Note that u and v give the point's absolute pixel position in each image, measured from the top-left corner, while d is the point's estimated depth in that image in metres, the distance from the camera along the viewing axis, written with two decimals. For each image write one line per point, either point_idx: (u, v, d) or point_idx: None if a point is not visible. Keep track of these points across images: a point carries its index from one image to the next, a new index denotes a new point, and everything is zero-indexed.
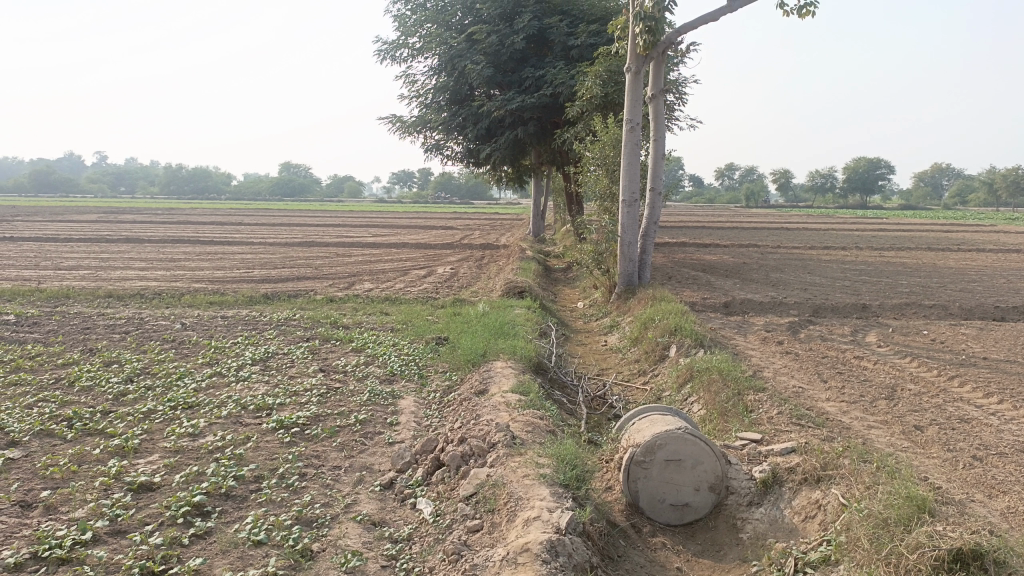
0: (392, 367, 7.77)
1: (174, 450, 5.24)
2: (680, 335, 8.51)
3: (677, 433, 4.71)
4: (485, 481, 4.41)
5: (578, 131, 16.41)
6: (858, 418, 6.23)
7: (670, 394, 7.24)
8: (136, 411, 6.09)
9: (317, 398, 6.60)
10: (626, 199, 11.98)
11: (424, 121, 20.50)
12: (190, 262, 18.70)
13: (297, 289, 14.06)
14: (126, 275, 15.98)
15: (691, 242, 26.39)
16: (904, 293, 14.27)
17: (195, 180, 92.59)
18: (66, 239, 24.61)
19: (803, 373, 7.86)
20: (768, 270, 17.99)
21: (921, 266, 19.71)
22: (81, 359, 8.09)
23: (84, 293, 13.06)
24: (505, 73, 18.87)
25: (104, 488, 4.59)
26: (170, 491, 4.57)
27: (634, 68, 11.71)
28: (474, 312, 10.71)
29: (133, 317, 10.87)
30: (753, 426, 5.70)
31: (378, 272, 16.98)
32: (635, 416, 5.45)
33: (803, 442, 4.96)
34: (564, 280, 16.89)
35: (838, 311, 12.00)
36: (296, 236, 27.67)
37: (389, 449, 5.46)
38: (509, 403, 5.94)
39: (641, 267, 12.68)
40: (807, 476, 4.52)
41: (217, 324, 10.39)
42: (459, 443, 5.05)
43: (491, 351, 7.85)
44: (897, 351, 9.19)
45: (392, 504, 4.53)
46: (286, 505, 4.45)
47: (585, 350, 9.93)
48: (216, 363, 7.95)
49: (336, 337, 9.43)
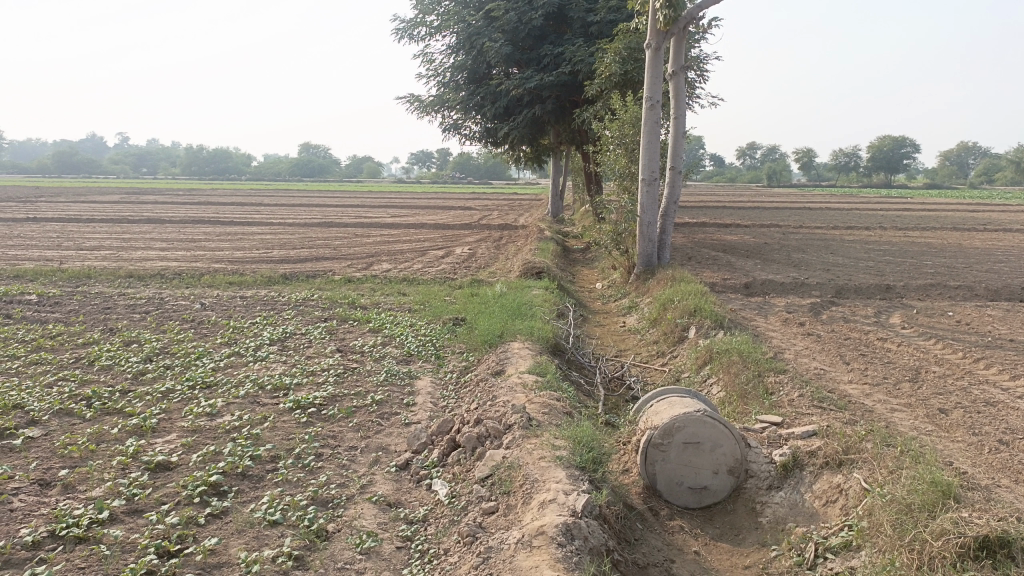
0: (409, 348, 7.76)
1: (192, 429, 5.26)
2: (699, 316, 8.41)
3: (696, 416, 4.65)
4: (501, 463, 4.37)
5: (597, 110, 16.24)
6: (881, 401, 6.13)
7: (689, 375, 7.16)
8: (154, 391, 6.11)
9: (334, 378, 6.60)
10: (646, 178, 11.85)
11: (442, 100, 20.38)
12: (210, 243, 18.80)
13: (315, 269, 14.09)
14: (147, 255, 16.10)
15: (711, 222, 26.13)
16: (929, 274, 14.03)
17: (216, 161, 93.06)
18: (88, 220, 24.84)
19: (825, 354, 7.75)
20: (790, 250, 17.76)
21: (946, 246, 19.39)
22: (101, 339, 8.15)
23: (106, 273, 13.17)
24: (524, 51, 18.69)
25: (121, 467, 4.61)
26: (187, 471, 4.58)
27: (654, 45, 11.52)
28: (491, 292, 10.67)
29: (154, 297, 10.94)
30: (774, 408, 5.62)
31: (396, 253, 16.97)
32: (653, 398, 5.39)
33: (825, 426, 4.87)
34: (583, 260, 16.78)
35: (860, 292, 11.83)
36: (316, 216, 27.74)
37: (404, 429, 5.44)
38: (525, 385, 5.89)
39: (661, 247, 12.56)
40: (828, 460, 4.45)
41: (236, 304, 10.43)
42: (475, 425, 5.01)
43: (509, 332, 7.80)
44: (921, 332, 9.04)
45: (408, 485, 4.51)
46: (302, 485, 4.44)
47: (604, 331, 9.85)
48: (234, 343, 7.97)
49: (354, 317, 9.44)
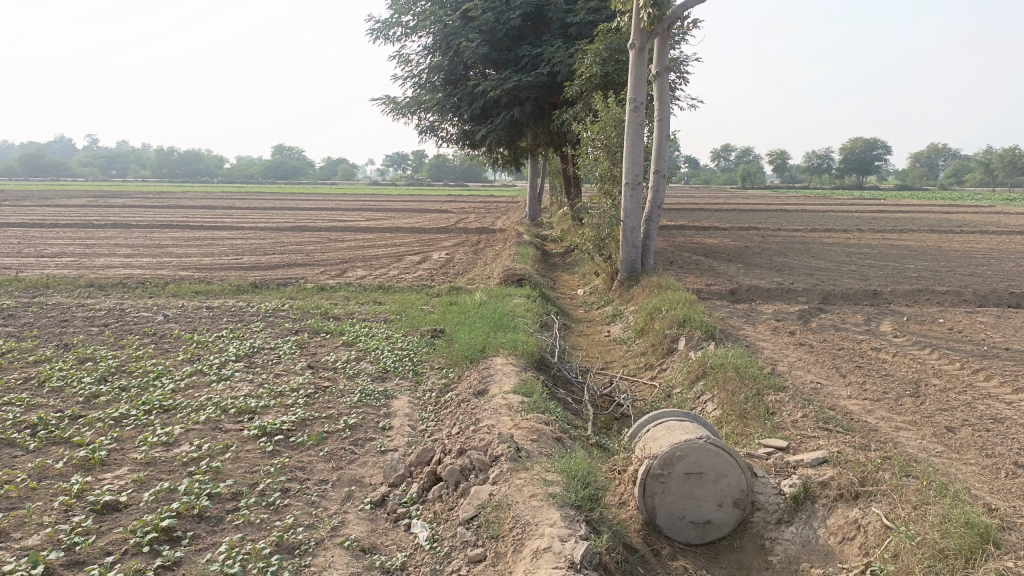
0: (385, 364, 7.31)
1: (145, 462, 4.78)
2: (689, 327, 8.04)
3: (698, 443, 4.29)
4: (488, 502, 3.96)
5: (577, 112, 15.88)
6: (884, 419, 5.80)
7: (681, 392, 6.78)
8: (106, 416, 5.61)
9: (303, 400, 6.13)
10: (629, 182, 11.49)
11: (417, 101, 19.91)
12: (177, 249, 18.14)
13: (287, 277, 13.55)
14: (111, 262, 15.43)
15: (690, 224, 25.88)
16: (914, 278, 13.80)
17: (188, 163, 91.68)
18: (51, 225, 24.03)
19: (821, 366, 7.42)
20: (772, 254, 17.51)
21: (926, 249, 19.23)
22: (54, 356, 7.60)
23: (65, 282, 12.53)
24: (501, 52, 18.29)
25: (63, 510, 4.12)
26: (137, 513, 4.11)
27: (638, 45, 11.18)
28: (471, 301, 10.24)
29: (114, 308, 10.38)
30: (777, 431, 5.26)
31: (371, 258, 16.51)
32: (648, 423, 5.01)
33: (835, 453, 4.53)
34: (562, 265, 16.43)
35: (848, 298, 11.56)
36: (289, 220, 27.10)
37: (380, 459, 5.01)
38: (510, 406, 5.48)
39: (644, 253, 12.21)
40: (843, 492, 4.10)
41: (202, 315, 9.90)
42: (458, 456, 4.61)
43: (491, 346, 7.38)
44: (915, 341, 8.74)
45: (384, 525, 4.08)
46: (266, 528, 3.99)
47: (588, 341, 9.47)
48: (198, 360, 7.47)
49: (326, 329, 8.96)
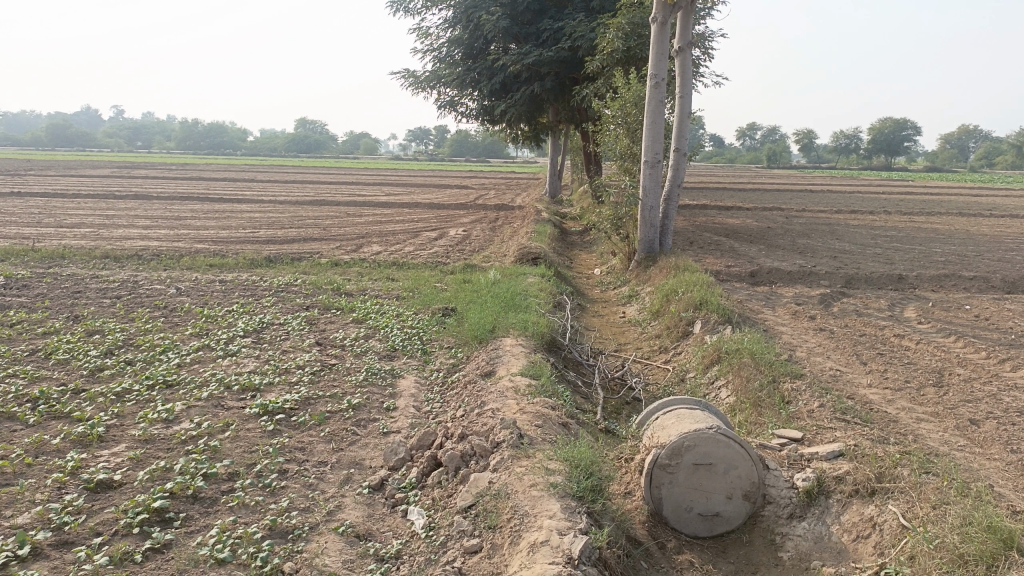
0: (394, 342, 7.20)
1: (143, 439, 4.70)
2: (705, 310, 7.83)
3: (708, 434, 4.13)
4: (486, 490, 3.84)
5: (598, 87, 15.57)
6: (905, 409, 5.59)
7: (694, 377, 6.60)
8: (109, 391, 5.55)
9: (308, 378, 6.04)
10: (649, 160, 11.21)
11: (437, 76, 19.67)
12: (196, 221, 18.14)
13: (302, 251, 13.47)
14: (129, 234, 15.44)
15: (712, 204, 25.50)
16: (940, 262, 13.44)
17: (212, 135, 91.99)
18: (73, 195, 24.15)
19: (840, 353, 7.20)
20: (795, 235, 17.16)
21: (955, 233, 18.75)
22: (62, 328, 7.55)
23: (81, 253, 12.53)
24: (522, 26, 17.98)
25: (56, 488, 4.05)
26: (129, 492, 4.02)
27: (660, 19, 10.84)
28: (485, 279, 10.09)
29: (127, 280, 10.36)
30: (792, 421, 5.08)
31: (387, 234, 16.39)
32: (657, 410, 4.84)
33: (852, 446, 4.34)
34: (581, 243, 16.23)
35: (872, 283, 11.26)
36: (309, 194, 27.04)
37: (382, 441, 4.90)
38: (517, 389, 5.34)
39: (663, 232, 11.96)
40: (859, 488, 3.93)
41: (214, 289, 9.84)
42: (459, 440, 4.48)
43: (501, 326, 7.25)
44: (939, 328, 8.47)
45: (380, 511, 3.97)
46: (260, 511, 3.89)
47: (602, 322, 9.31)
48: (205, 334, 7.40)
49: (337, 305, 8.86)
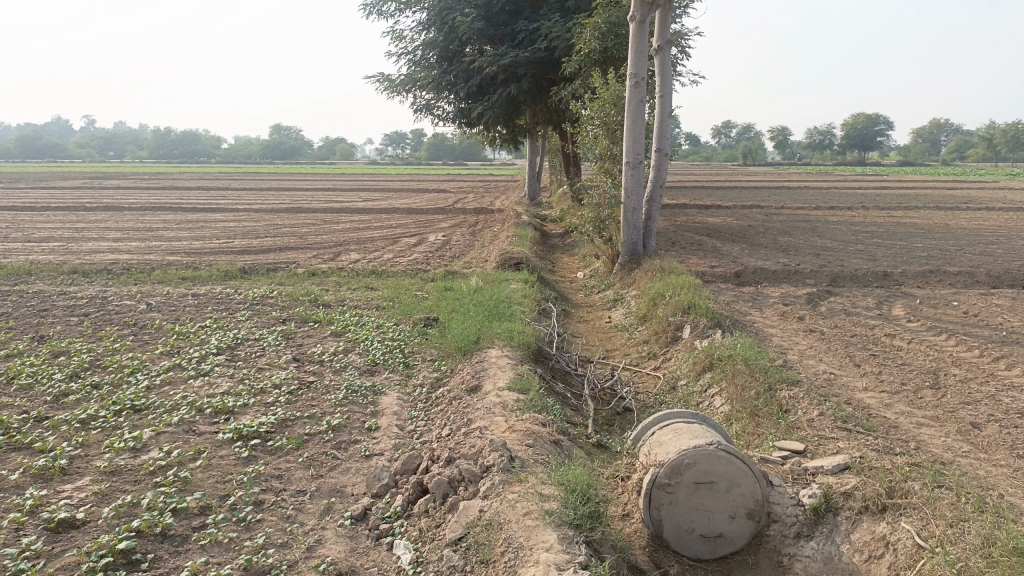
0: (374, 356, 6.93)
1: (109, 471, 4.41)
2: (694, 314, 7.63)
3: (708, 450, 3.92)
4: (477, 520, 3.60)
5: (575, 88, 15.38)
6: (904, 414, 5.41)
7: (686, 384, 6.40)
8: (72, 419, 5.24)
9: (285, 398, 5.76)
10: (630, 161, 11.02)
11: (412, 79, 19.38)
12: (168, 232, 17.72)
13: (278, 261, 13.12)
14: (98, 247, 15.02)
15: (691, 203, 25.43)
16: (923, 258, 13.38)
17: (184, 143, 90.92)
18: (41, 208, 23.58)
19: (833, 354, 7.03)
20: (776, 234, 17.05)
21: (934, 227, 18.74)
22: (25, 350, 7.19)
23: (48, 269, 12.10)
24: (497, 27, 17.76)
25: (13, 529, 3.74)
26: (93, 532, 3.73)
27: (638, 17, 10.65)
28: (467, 286, 9.84)
29: (96, 296, 9.99)
30: (792, 432, 4.89)
31: (365, 241, 16.09)
32: (653, 425, 4.63)
33: (858, 458, 4.15)
34: (562, 246, 16.01)
35: (857, 280, 11.13)
36: (284, 202, 26.61)
37: (364, 465, 4.64)
38: (505, 405, 5.10)
39: (646, 234, 11.77)
40: (868, 504, 3.73)
41: (187, 304, 9.51)
42: (446, 465, 4.24)
43: (485, 337, 7.00)
44: (929, 326, 8.35)
45: (364, 544, 3.72)
46: (234, 549, 3.63)
47: (588, 328, 9.10)
48: (177, 353, 7.08)
49: (314, 318, 8.57)
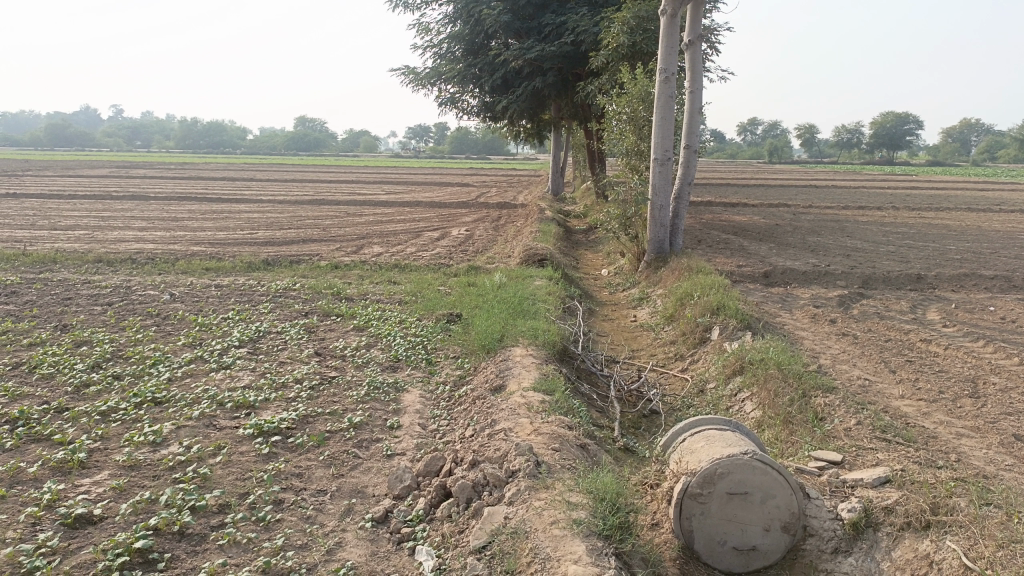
0: (396, 352, 6.83)
1: (128, 466, 4.34)
2: (723, 315, 7.45)
3: (743, 460, 3.77)
4: (502, 528, 3.49)
5: (602, 83, 15.19)
6: (943, 423, 5.20)
7: (715, 388, 6.23)
8: (93, 410, 5.19)
9: (307, 393, 5.68)
10: (659, 158, 10.82)
11: (437, 72, 19.26)
12: (193, 222, 17.77)
13: (301, 253, 13.08)
14: (124, 236, 15.08)
15: (717, 201, 25.12)
16: (957, 260, 13.03)
17: (210, 134, 91.55)
18: (70, 196, 23.75)
19: (866, 360, 6.82)
20: (805, 233, 16.75)
21: (967, 229, 18.30)
22: (49, 339, 7.17)
23: (73, 257, 12.14)
24: (524, 20, 17.59)
25: (30, 525, 3.67)
26: (110, 529, 3.65)
27: (670, 11, 10.44)
28: (490, 282, 9.72)
29: (121, 286, 9.99)
30: (828, 442, 4.73)
31: (388, 234, 16.03)
32: (684, 430, 4.48)
33: (900, 472, 3.98)
34: (585, 243, 15.84)
35: (890, 283, 10.87)
36: (308, 193, 26.64)
37: (386, 465, 4.54)
38: (530, 406, 4.98)
39: (673, 232, 11.56)
40: (911, 520, 3.56)
41: (210, 295, 9.47)
42: (470, 468, 4.13)
43: (509, 335, 6.88)
44: (966, 332, 8.09)
45: (385, 548, 3.62)
46: (252, 551, 3.54)
47: (613, 326, 8.95)
48: (199, 345, 7.03)
49: (337, 312, 8.50)
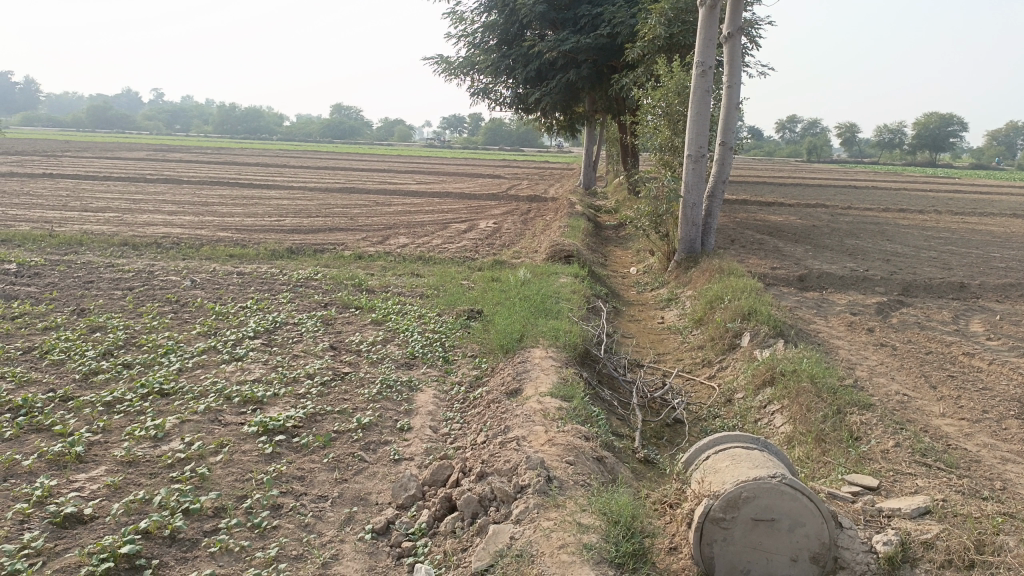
0: (413, 348, 6.63)
1: (126, 462, 4.19)
2: (754, 320, 7.13)
3: (770, 484, 3.50)
4: (507, 549, 3.25)
5: (638, 76, 14.83)
6: (988, 446, 4.86)
7: (743, 399, 5.94)
8: (97, 400, 5.05)
9: (317, 390, 5.49)
10: (692, 155, 10.47)
11: (471, 62, 19.01)
12: (223, 207, 17.76)
13: (326, 242, 12.95)
14: (153, 220, 15.08)
15: (753, 199, 24.58)
16: (1002, 269, 12.51)
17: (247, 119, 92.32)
18: (105, 177, 23.93)
19: (905, 373, 6.48)
20: (843, 235, 16.25)
21: (1012, 236, 17.63)
22: (64, 323, 7.08)
23: (100, 239, 12.12)
24: (560, 11, 17.29)
25: (18, 522, 3.52)
26: (99, 531, 3.48)
27: (709, 2, 10.05)
28: (514, 278, 9.48)
29: (143, 270, 9.91)
30: (863, 464, 4.43)
31: (415, 225, 15.85)
32: (708, 447, 4.20)
33: (941, 504, 3.69)
34: (615, 240, 15.53)
35: (931, 291, 10.43)
36: (340, 181, 26.57)
37: (392, 471, 4.34)
38: (546, 413, 4.75)
39: (705, 232, 11.20)
40: (953, 558, 3.28)
41: (231, 282, 9.35)
42: (478, 480, 3.91)
43: (529, 334, 6.63)
44: (1011, 346, 7.68)
45: (384, 564, 3.42)
46: (244, 560, 3.35)
47: (639, 328, 8.67)
48: (213, 334, 6.88)
49: (356, 304, 8.32)
